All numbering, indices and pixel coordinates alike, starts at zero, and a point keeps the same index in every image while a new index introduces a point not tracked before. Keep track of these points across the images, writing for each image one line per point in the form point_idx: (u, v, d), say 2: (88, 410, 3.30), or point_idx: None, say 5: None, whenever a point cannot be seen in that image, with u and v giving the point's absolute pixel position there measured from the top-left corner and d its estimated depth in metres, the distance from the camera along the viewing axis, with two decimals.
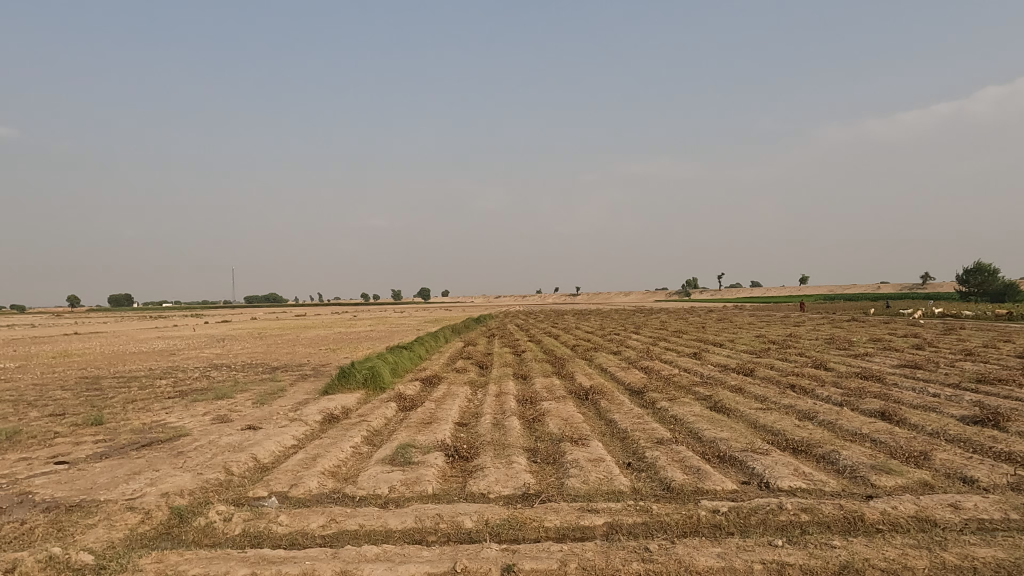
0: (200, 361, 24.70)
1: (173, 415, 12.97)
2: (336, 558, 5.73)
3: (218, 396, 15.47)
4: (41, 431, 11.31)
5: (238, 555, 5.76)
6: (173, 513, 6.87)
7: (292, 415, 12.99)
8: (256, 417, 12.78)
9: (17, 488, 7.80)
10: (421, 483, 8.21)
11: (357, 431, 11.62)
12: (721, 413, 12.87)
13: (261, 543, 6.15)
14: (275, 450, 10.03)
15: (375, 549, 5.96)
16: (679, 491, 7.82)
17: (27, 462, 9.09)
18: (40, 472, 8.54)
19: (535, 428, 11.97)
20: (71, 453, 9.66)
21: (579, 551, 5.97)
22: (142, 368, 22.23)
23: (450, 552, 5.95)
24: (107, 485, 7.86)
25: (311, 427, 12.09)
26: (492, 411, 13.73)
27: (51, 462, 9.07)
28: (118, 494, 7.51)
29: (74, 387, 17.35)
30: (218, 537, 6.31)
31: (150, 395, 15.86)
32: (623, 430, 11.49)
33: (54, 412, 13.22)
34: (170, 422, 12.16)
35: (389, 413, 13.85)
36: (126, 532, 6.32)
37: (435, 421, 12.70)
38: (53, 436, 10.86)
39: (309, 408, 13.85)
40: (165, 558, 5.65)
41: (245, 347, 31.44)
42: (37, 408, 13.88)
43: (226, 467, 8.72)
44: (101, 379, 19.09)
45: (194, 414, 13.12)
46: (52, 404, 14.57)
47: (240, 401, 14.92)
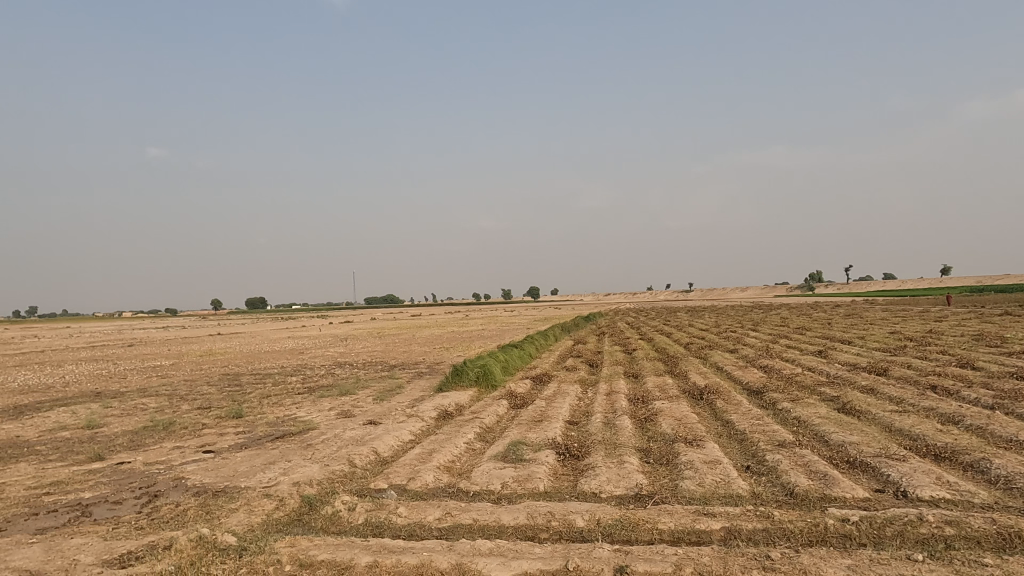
0: (325, 359, 26.33)
1: (303, 409, 13.94)
2: (452, 550, 5.91)
3: (342, 392, 16.45)
4: (192, 422, 12.53)
5: (362, 543, 6.06)
6: (304, 501, 7.37)
7: (409, 411, 13.56)
8: (377, 412, 13.47)
9: (172, 473, 8.69)
10: (533, 480, 8.29)
11: (471, 427, 11.91)
12: (850, 415, 12.01)
13: (382, 533, 6.46)
14: (394, 444, 10.51)
15: (489, 543, 6.08)
16: (804, 497, 7.39)
17: (181, 450, 10.10)
18: (191, 459, 9.46)
19: (648, 428, 11.74)
20: (216, 443, 10.61)
21: (694, 555, 5.79)
22: (276, 366, 23.97)
23: (562, 550, 5.96)
24: (247, 473, 8.58)
25: (427, 423, 12.55)
26: (602, 410, 13.63)
27: (200, 451, 10.02)
28: (256, 481, 8.16)
29: (219, 383, 19.05)
30: (343, 525, 6.71)
31: (283, 390, 17.12)
32: (740, 432, 11.03)
33: (202, 406, 14.57)
34: (301, 416, 13.06)
35: (501, 410, 14.10)
36: (263, 517, 6.86)
37: (546, 419, 12.77)
38: (201, 428, 11.97)
39: (426, 404, 14.38)
40: (297, 542, 6.08)
41: (366, 346, 33.16)
42: (187, 401, 15.35)
43: (350, 460, 9.24)
44: (241, 376, 20.80)
45: (321, 408, 14.02)
46: (200, 398, 16.04)
47: (362, 397, 15.76)
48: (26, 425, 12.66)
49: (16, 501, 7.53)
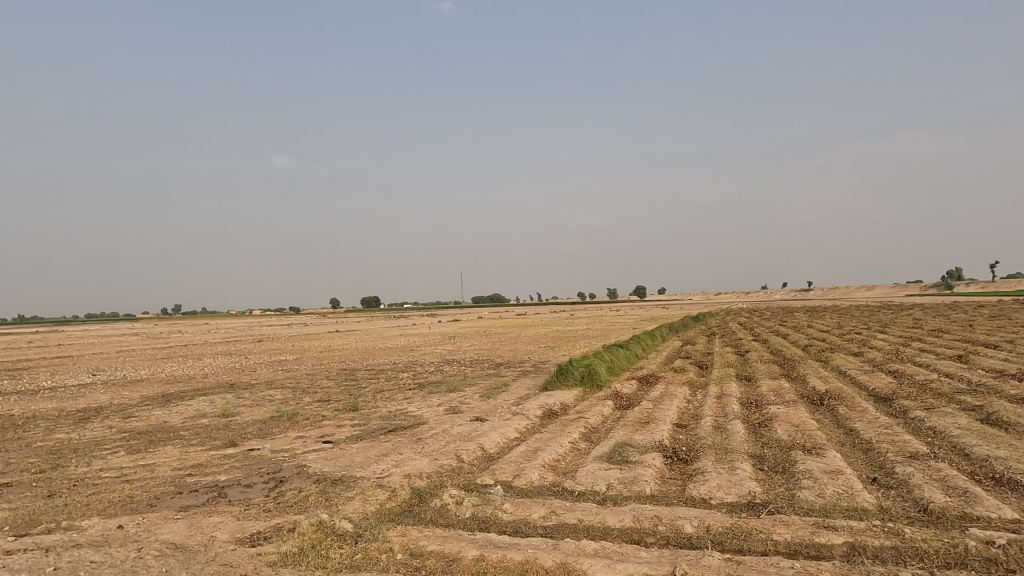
0: (434, 356, 27.21)
1: (413, 404, 14.47)
2: (556, 548, 5.92)
3: (450, 388, 16.92)
4: (313, 413, 13.35)
5: (469, 537, 6.21)
6: (415, 493, 7.64)
7: (515, 408, 13.71)
8: (484, 410, 13.74)
9: (296, 460, 9.30)
10: (639, 483, 8.14)
11: (576, 427, 11.87)
12: (996, 427, 10.86)
13: (488, 528, 6.59)
14: (499, 441, 10.68)
15: (594, 544, 6.04)
16: (940, 515, 6.77)
17: (304, 440, 10.78)
18: (313, 448, 10.08)
19: (762, 433, 11.20)
20: (335, 434, 11.24)
21: (813, 571, 5.45)
22: (389, 362, 25.05)
23: (669, 555, 5.81)
24: (363, 463, 9.02)
25: (532, 421, 12.65)
26: (713, 413, 13.16)
27: (320, 441, 10.66)
28: (371, 471, 8.56)
29: (337, 377, 20.20)
30: (451, 517, 6.90)
31: (395, 385, 17.87)
32: (866, 441, 10.27)
33: (322, 399, 15.49)
34: (411, 411, 13.56)
35: (606, 411, 13.97)
36: (377, 506, 7.18)
37: (653, 421, 12.50)
38: (321, 419, 12.73)
39: (531, 402, 14.49)
40: (408, 532, 6.31)
41: (473, 344, 33.94)
42: (309, 394, 16.39)
43: (458, 455, 9.48)
44: (357, 372, 21.91)
45: (430, 404, 14.49)
46: (320, 391, 17.06)
47: (469, 394, 16.13)
48: (172, 412, 14.01)
49: (164, 480, 8.35)
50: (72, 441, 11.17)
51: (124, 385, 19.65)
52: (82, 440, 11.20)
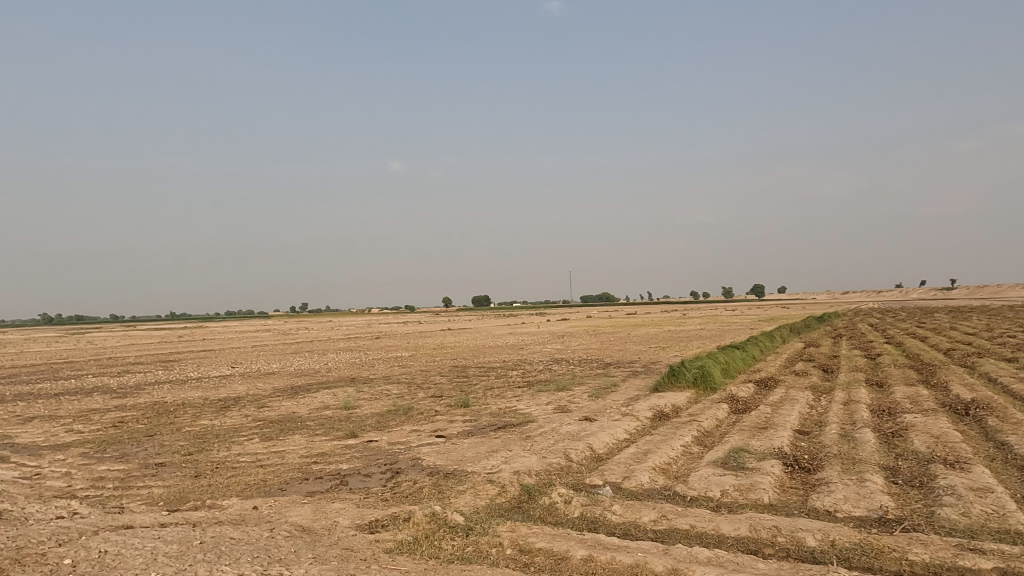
0: (543, 355, 27.39)
1: (523, 402, 14.65)
2: (667, 554, 5.78)
3: (559, 387, 16.96)
4: (427, 408, 13.85)
5: (577, 536, 6.19)
6: (524, 490, 7.71)
7: (624, 409, 13.53)
8: (592, 409, 13.65)
9: (411, 453, 9.68)
10: (756, 490, 7.78)
11: (688, 430, 11.52)
12: None
13: (597, 528, 6.54)
14: (608, 441, 10.57)
15: (707, 552, 5.84)
16: None
17: (418, 433, 11.21)
18: (426, 442, 10.46)
19: (895, 444, 10.34)
20: (447, 428, 11.59)
21: None
22: (499, 360, 25.46)
23: (790, 569, 5.50)
24: (474, 458, 9.23)
25: (642, 422, 12.42)
26: (839, 421, 12.31)
27: (433, 435, 11.03)
28: (481, 467, 8.75)
29: (449, 374, 20.83)
30: (560, 516, 6.90)
31: (505, 383, 18.16)
32: (1021, 457, 9.20)
33: (435, 394, 16.03)
34: (521, 409, 13.73)
35: (721, 414, 13.45)
36: (487, 501, 7.31)
37: (771, 426, 11.88)
38: (435, 414, 13.18)
39: (641, 403, 14.23)
40: (518, 528, 6.38)
41: (582, 343, 33.84)
42: (423, 389, 17.02)
43: (566, 454, 9.48)
44: (468, 369, 22.44)
45: (539, 402, 14.60)
46: (433, 387, 17.67)
47: (578, 393, 16.09)
48: (300, 403, 15.02)
49: (293, 466, 8.96)
50: (214, 427, 12.24)
51: (259, 378, 21.28)
52: (223, 427, 12.25)
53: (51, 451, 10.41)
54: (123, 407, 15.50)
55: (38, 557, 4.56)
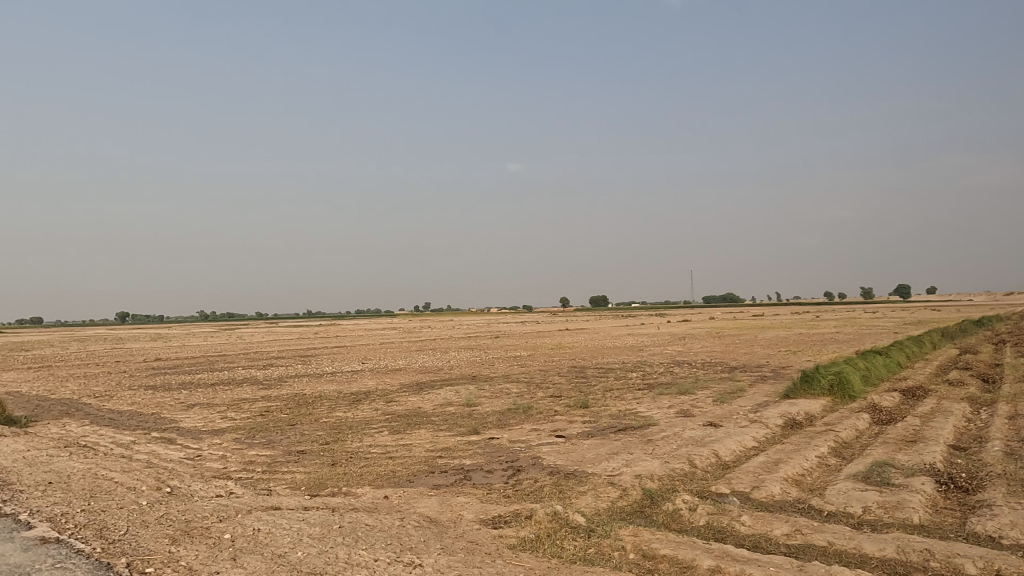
0: (664, 357, 26.73)
1: (643, 405, 14.37)
2: (803, 571, 5.44)
3: (681, 390, 16.47)
4: (546, 408, 13.95)
5: (703, 545, 5.98)
6: (646, 494, 7.55)
7: (752, 416, 12.89)
8: (717, 415, 13.13)
9: (531, 451, 9.79)
10: (904, 509, 7.14)
11: (823, 440, 10.78)
12: None
13: (724, 539, 6.28)
14: (735, 449, 10.12)
15: (848, 571, 5.43)
16: None
17: (538, 432, 11.30)
18: (546, 441, 10.53)
19: None
20: (567, 429, 11.61)
21: None
22: (618, 361, 25.14)
23: None
24: (594, 460, 9.18)
25: (772, 430, 11.78)
26: (1003, 437, 11.02)
27: (553, 435, 11.08)
28: (602, 469, 8.67)
29: (568, 374, 20.85)
30: (685, 524, 6.70)
31: (625, 385, 17.90)
32: None
33: (554, 394, 16.10)
34: (641, 411, 13.48)
35: (861, 425, 12.47)
36: (609, 503, 7.23)
37: (921, 440, 10.85)
38: (554, 414, 13.24)
39: (770, 410, 13.50)
40: (641, 533, 6.26)
41: (704, 345, 32.66)
42: (542, 389, 17.15)
43: (690, 459, 9.19)
44: (587, 370, 22.35)
45: (661, 406, 14.26)
46: (552, 386, 17.76)
47: (701, 397, 15.54)
48: (425, 399, 15.64)
49: (420, 459, 9.34)
50: (348, 419, 13.04)
51: (387, 373, 22.40)
52: (356, 419, 13.01)
53: (210, 435, 11.54)
54: (269, 398, 16.88)
55: (203, 529, 5.07)
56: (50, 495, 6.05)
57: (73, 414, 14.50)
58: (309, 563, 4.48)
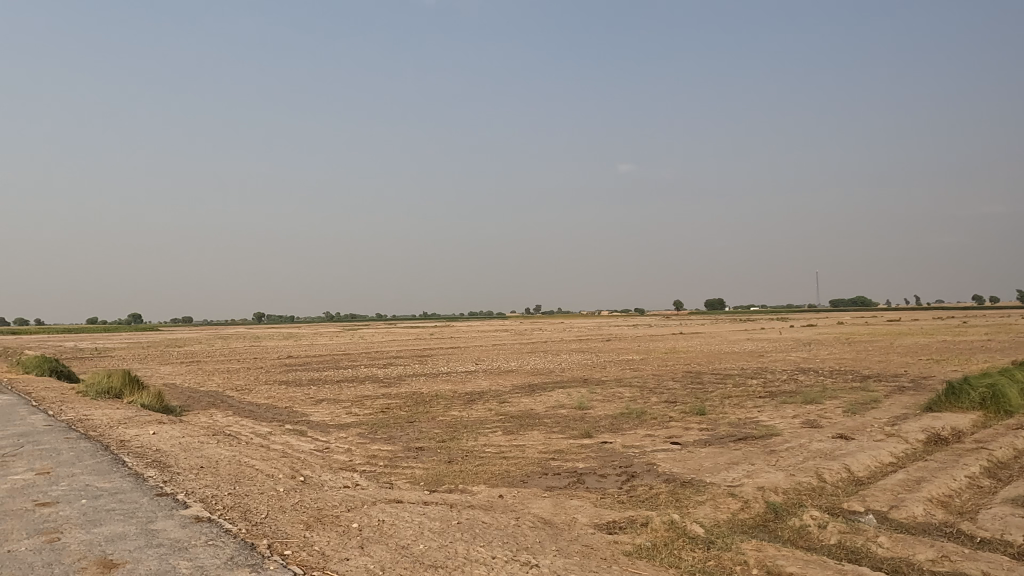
0: (786, 363, 25.29)
1: (765, 414, 13.67)
2: None
3: (807, 399, 15.52)
4: (660, 413, 13.62)
5: (834, 566, 5.60)
6: (770, 508, 7.17)
7: (888, 429, 11.91)
8: (848, 426, 12.25)
9: (646, 458, 9.59)
10: None
11: (974, 459, 9.76)
12: None
13: (859, 560, 5.84)
14: (870, 464, 9.39)
15: None
16: None
17: (652, 438, 11.06)
18: (661, 448, 10.28)
19: None
20: (682, 436, 11.27)
21: None
22: (736, 367, 24.08)
23: None
24: (712, 469, 8.84)
25: (912, 446, 10.82)
26: None
27: (668, 441, 10.80)
28: (721, 479, 8.34)
29: (683, 379, 20.24)
30: (813, 542, 6.30)
31: (744, 392, 17.12)
32: None
33: (669, 399, 15.69)
34: (763, 420, 12.83)
35: (1021, 443, 11.17)
36: (730, 514, 6.92)
37: None
38: (669, 420, 12.91)
39: (910, 424, 12.41)
40: (764, 548, 5.95)
41: (832, 352, 30.56)
42: (656, 394, 16.76)
43: (818, 473, 8.63)
44: (703, 375, 21.59)
45: (784, 415, 13.51)
46: (667, 392, 17.31)
47: (829, 407, 14.57)
48: (537, 401, 15.76)
49: (533, 461, 9.42)
50: (463, 418, 13.39)
51: (499, 374, 22.79)
52: (470, 418, 13.34)
53: (337, 429, 12.25)
54: (389, 395, 17.68)
55: (333, 517, 5.39)
56: (202, 478, 6.67)
57: (218, 405, 15.91)
58: (430, 555, 4.65)
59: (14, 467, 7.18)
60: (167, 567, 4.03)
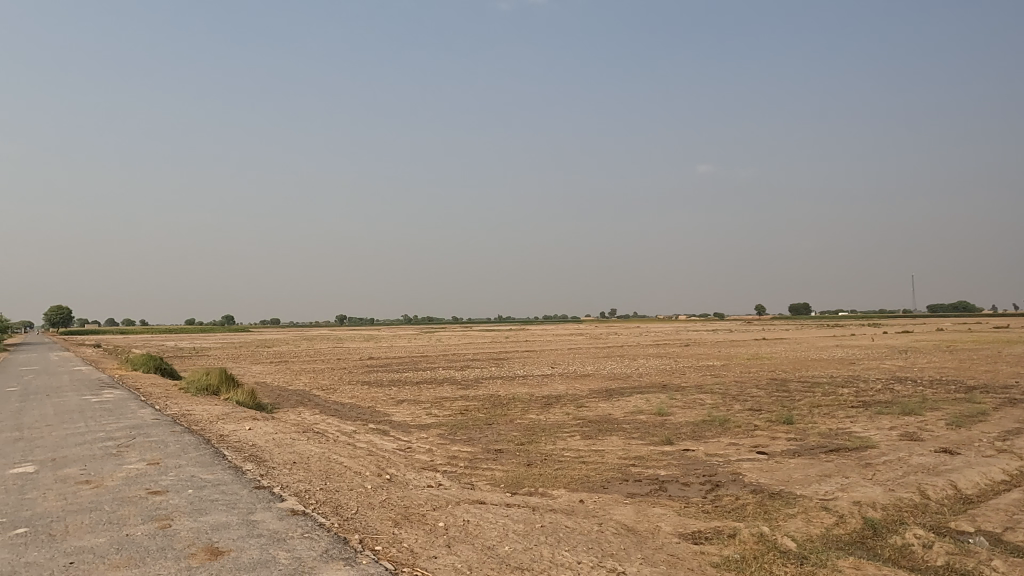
0: (881, 372, 23.91)
1: (859, 425, 12.96)
2: None
3: (905, 410, 14.61)
4: (745, 421, 13.17)
5: None
6: (868, 524, 6.79)
7: (999, 444, 11.03)
8: (953, 440, 11.44)
9: (730, 467, 9.29)
10: None
11: None
12: None
13: None
14: (979, 481, 8.73)
15: None
16: None
17: (737, 447, 10.71)
18: (747, 457, 9.93)
19: None
20: (769, 445, 10.85)
21: None
22: (826, 375, 22.96)
23: None
24: (803, 481, 8.46)
25: None
26: None
27: (754, 451, 10.42)
28: (813, 491, 7.97)
29: (768, 387, 19.48)
30: (918, 562, 5.92)
31: (835, 401, 16.30)
32: None
33: (753, 407, 15.14)
34: (856, 432, 12.18)
35: None
36: (824, 529, 6.60)
37: None
38: (754, 428, 12.45)
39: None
40: (863, 566, 5.63)
41: (932, 360, 28.62)
42: (740, 401, 16.21)
43: (921, 490, 8.10)
44: (789, 383, 20.71)
45: (880, 426, 12.76)
46: (750, 399, 16.71)
47: (931, 419, 13.64)
48: (615, 405, 15.58)
49: (613, 466, 9.31)
50: (541, 422, 13.40)
51: (576, 378, 22.67)
52: (548, 422, 13.33)
53: (418, 430, 12.52)
54: (467, 397, 17.91)
55: (420, 516, 5.52)
56: (295, 473, 6.97)
57: (306, 403, 16.59)
58: (516, 557, 4.67)
59: (127, 457, 7.75)
60: (268, 556, 4.24)
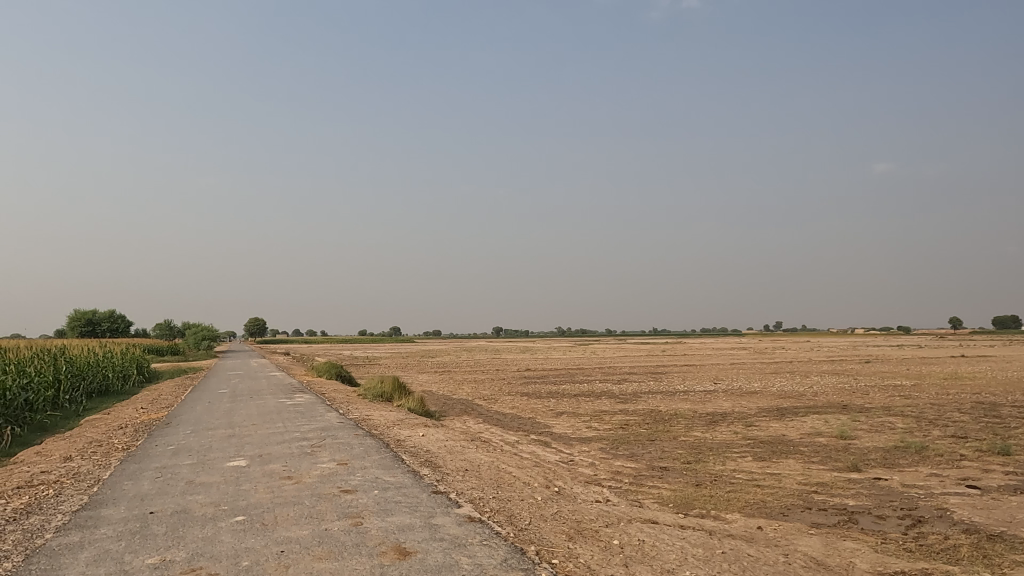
0: None
1: None
2: None
3: None
4: (947, 450, 11.65)
5: None
6: None
7: None
8: None
9: (934, 501, 8.24)
10: None
11: None
12: None
13: None
14: None
15: None
16: None
17: (941, 479, 9.47)
18: (955, 491, 8.75)
19: None
20: (982, 479, 9.47)
21: None
22: None
23: None
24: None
25: None
26: None
27: (963, 484, 9.15)
28: None
29: (972, 411, 17.08)
30: None
31: None
32: None
33: (957, 434, 13.33)
34: None
35: None
36: None
37: None
38: (960, 458, 10.97)
39: None
40: None
41: None
42: (939, 427, 14.37)
43: None
44: (1000, 407, 18.03)
45: None
46: (953, 425, 14.74)
47: None
48: (789, 426, 14.48)
49: (792, 492, 8.62)
50: (708, 440, 12.81)
51: (741, 395, 21.40)
52: (715, 441, 12.71)
53: (579, 443, 12.50)
54: (627, 412, 17.62)
55: (593, 531, 5.47)
56: (468, 480, 7.23)
57: (471, 412, 17.25)
58: None
59: (321, 456, 8.51)
60: (451, 561, 4.41)
